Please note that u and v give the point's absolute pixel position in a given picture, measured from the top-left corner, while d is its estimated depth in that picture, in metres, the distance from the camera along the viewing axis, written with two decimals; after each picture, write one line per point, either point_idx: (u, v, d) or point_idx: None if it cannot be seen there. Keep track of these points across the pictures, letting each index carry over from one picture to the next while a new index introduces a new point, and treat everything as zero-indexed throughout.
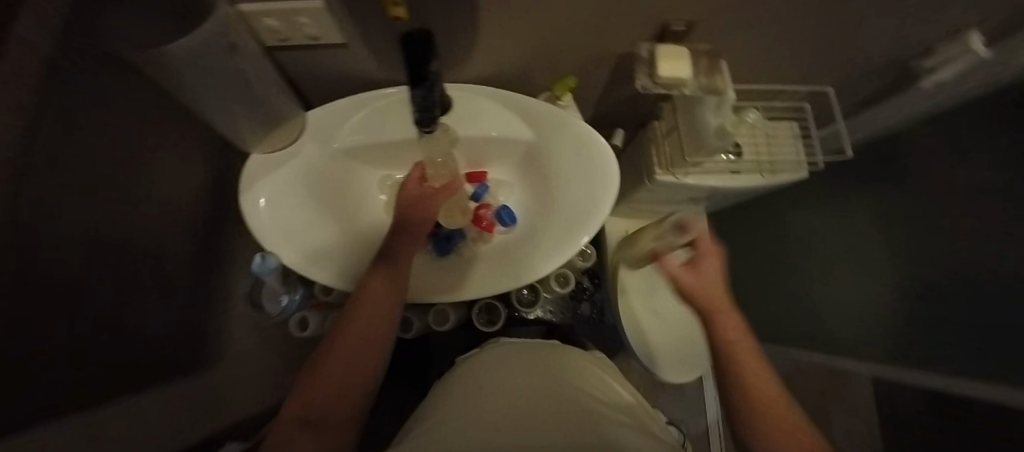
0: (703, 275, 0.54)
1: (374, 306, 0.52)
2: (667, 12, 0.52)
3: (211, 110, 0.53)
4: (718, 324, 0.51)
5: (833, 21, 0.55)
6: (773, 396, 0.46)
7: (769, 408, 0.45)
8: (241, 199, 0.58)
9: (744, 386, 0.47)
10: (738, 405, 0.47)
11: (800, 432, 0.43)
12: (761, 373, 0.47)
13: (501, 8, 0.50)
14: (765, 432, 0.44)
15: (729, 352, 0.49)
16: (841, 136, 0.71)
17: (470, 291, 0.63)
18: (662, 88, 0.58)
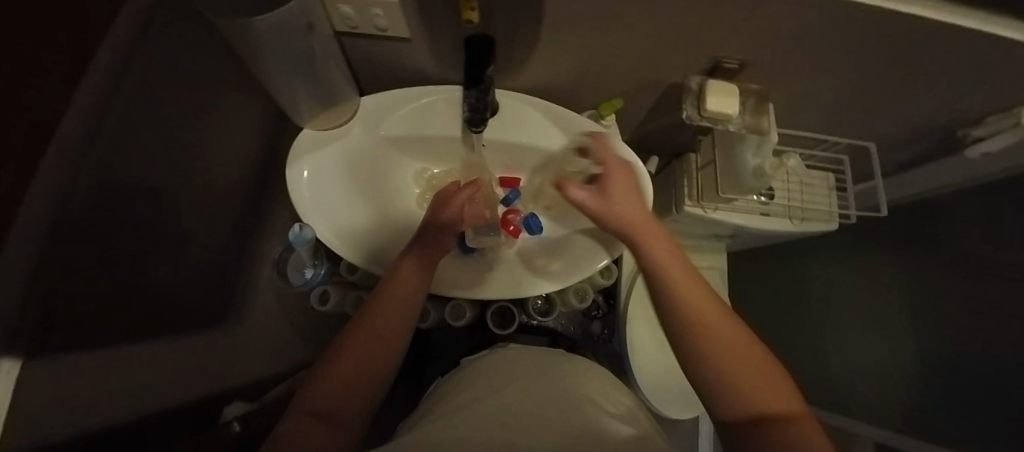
0: (616, 199, 0.49)
1: (403, 289, 0.49)
2: (721, 48, 0.54)
3: (278, 84, 0.56)
4: (655, 267, 0.43)
5: (882, 77, 0.56)
6: (743, 346, 0.37)
7: (741, 362, 0.35)
8: (288, 170, 0.61)
9: (708, 340, 0.37)
10: (710, 371, 0.36)
11: (776, 386, 0.35)
12: (719, 318, 0.39)
13: (565, 25, 0.53)
14: (749, 398, 0.34)
15: (678, 302, 0.40)
16: (877, 193, 0.71)
17: (490, 292, 0.64)
18: (707, 122, 0.59)
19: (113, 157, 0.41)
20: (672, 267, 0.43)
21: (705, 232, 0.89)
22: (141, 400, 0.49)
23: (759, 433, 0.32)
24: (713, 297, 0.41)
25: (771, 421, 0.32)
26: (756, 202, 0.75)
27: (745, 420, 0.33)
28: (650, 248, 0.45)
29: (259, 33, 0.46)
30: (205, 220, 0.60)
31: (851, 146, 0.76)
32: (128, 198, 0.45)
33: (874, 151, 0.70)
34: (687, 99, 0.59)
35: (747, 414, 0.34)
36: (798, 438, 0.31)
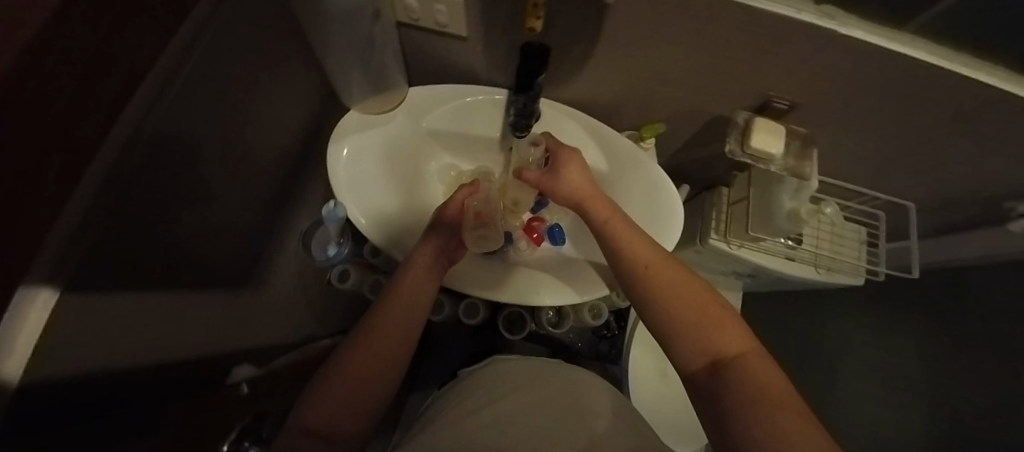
0: (566, 178, 0.59)
1: (409, 298, 0.51)
2: (775, 87, 0.55)
3: (336, 64, 0.58)
4: (617, 248, 0.51)
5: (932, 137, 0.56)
6: (696, 301, 0.43)
7: (695, 315, 0.42)
8: (329, 146, 0.62)
9: (664, 305, 0.44)
10: (671, 333, 0.43)
11: (727, 329, 0.41)
12: (664, 269, 0.47)
13: (623, 43, 0.54)
14: (703, 344, 0.40)
15: (638, 277, 0.48)
16: (911, 254, 0.69)
17: (507, 298, 0.62)
18: (749, 159, 0.59)
19: (178, 113, 0.43)
20: (632, 244, 0.51)
21: (725, 269, 0.88)
22: (178, 356, 0.50)
23: (717, 372, 0.38)
24: (668, 263, 0.48)
25: (723, 361, 0.38)
26: (785, 245, 0.74)
27: (704, 366, 0.39)
28: (611, 231, 0.53)
29: (335, 13, 0.48)
30: (253, 189, 0.62)
31: (888, 202, 0.75)
32: (189, 157, 0.47)
33: (912, 211, 0.70)
34: (731, 133, 0.61)
35: (705, 360, 0.40)
36: (745, 369, 0.37)
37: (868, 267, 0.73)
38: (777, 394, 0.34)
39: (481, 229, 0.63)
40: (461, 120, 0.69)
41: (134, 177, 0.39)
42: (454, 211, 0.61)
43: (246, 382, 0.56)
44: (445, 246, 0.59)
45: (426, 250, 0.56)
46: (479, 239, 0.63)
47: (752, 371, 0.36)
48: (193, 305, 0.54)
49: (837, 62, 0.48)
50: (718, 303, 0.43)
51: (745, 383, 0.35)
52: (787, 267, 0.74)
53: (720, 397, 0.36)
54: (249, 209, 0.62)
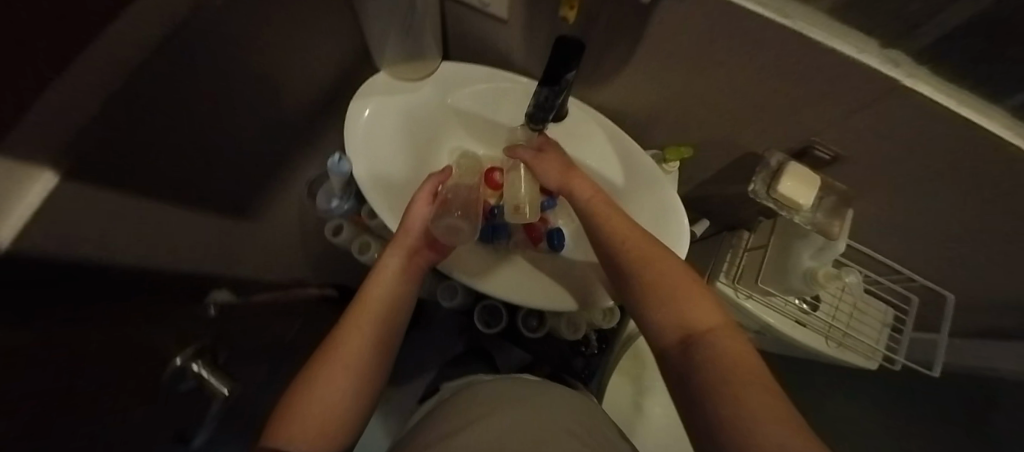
0: (547, 161, 0.60)
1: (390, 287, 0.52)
2: (818, 132, 0.51)
3: (376, 24, 0.59)
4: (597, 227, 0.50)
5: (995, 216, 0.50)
6: (672, 275, 0.40)
7: (670, 289, 0.39)
8: (353, 103, 0.63)
9: (640, 284, 0.42)
10: (647, 312, 0.40)
11: (703, 302, 0.37)
12: (639, 241, 0.46)
13: (664, 54, 0.51)
14: (675, 319, 0.37)
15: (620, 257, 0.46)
16: (939, 352, 0.62)
17: (510, 296, 0.63)
18: (773, 204, 0.55)
19: (216, 42, 0.44)
20: (614, 221, 0.49)
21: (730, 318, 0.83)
22: (165, 266, 0.52)
23: (687, 348, 0.34)
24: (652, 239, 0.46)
25: (694, 337, 0.35)
26: (796, 308, 0.69)
27: (675, 342, 0.36)
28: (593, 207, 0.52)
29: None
30: (273, 128, 0.64)
31: (926, 289, 0.68)
32: (216, 79, 0.48)
33: (951, 302, 0.62)
34: (758, 173, 0.56)
35: (676, 336, 0.36)
36: (715, 345, 0.33)
37: (885, 352, 0.66)
38: (744, 366, 0.30)
39: (448, 218, 0.58)
40: (485, 103, 0.68)
41: (154, 93, 0.41)
42: (421, 203, 0.59)
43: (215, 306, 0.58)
44: (421, 247, 0.59)
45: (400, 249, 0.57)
46: (446, 230, 0.58)
47: (720, 346, 0.33)
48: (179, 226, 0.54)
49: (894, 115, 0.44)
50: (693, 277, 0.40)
51: (713, 357, 0.32)
52: (792, 331, 0.69)
53: (688, 373, 0.32)
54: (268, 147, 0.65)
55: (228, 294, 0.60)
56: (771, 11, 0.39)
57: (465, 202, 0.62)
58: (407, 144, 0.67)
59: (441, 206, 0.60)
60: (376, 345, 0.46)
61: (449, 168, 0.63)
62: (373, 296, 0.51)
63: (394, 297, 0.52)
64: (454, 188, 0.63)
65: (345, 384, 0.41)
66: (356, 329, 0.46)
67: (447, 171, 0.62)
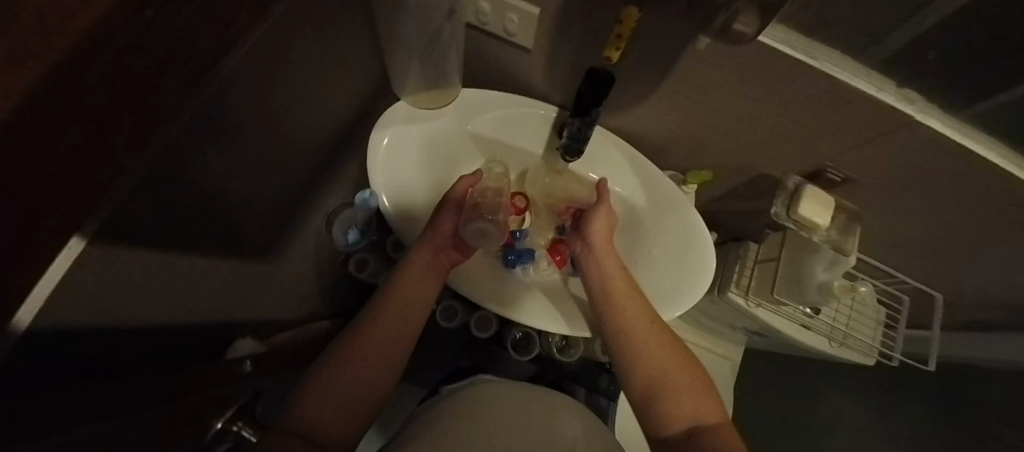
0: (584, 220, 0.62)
1: (400, 317, 0.53)
2: (832, 158, 0.55)
3: (399, 53, 0.57)
4: (612, 302, 0.55)
5: (984, 222, 0.56)
6: (681, 371, 0.49)
7: (681, 384, 0.48)
8: (373, 132, 0.61)
9: (652, 374, 0.49)
10: (654, 401, 0.48)
11: (706, 399, 0.48)
12: (652, 330, 0.52)
13: (691, 86, 0.53)
14: (685, 414, 0.46)
15: (630, 340, 0.52)
16: (930, 347, 0.68)
17: (538, 323, 0.61)
18: (793, 225, 0.59)
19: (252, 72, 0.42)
20: (628, 301, 0.55)
21: (735, 323, 0.87)
22: (176, 323, 0.48)
23: (691, 439, 0.45)
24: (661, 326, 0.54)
25: (700, 430, 0.45)
26: (803, 314, 0.73)
27: (680, 433, 0.46)
28: (607, 282, 0.57)
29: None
30: (296, 164, 0.62)
31: (912, 288, 0.75)
32: (249, 112, 0.46)
33: (939, 301, 0.69)
34: (778, 195, 0.60)
35: (682, 428, 0.46)
36: (718, 442, 0.44)
37: (884, 350, 0.72)
38: None
39: (478, 222, 0.59)
40: (505, 128, 0.66)
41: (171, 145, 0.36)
42: (451, 206, 0.60)
43: (249, 360, 0.56)
44: (445, 247, 0.60)
45: (424, 248, 0.58)
46: (475, 233, 0.60)
47: (723, 444, 0.44)
48: (195, 281, 0.49)
49: (904, 139, 0.49)
50: (697, 370, 0.50)
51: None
52: (799, 335, 0.74)
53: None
54: (287, 181, 0.62)
55: (251, 342, 0.61)
56: (800, 51, 0.44)
57: (495, 207, 0.62)
58: (429, 173, 0.65)
59: (470, 210, 0.61)
60: (394, 351, 0.51)
61: (480, 172, 0.63)
62: (394, 301, 0.54)
63: (415, 299, 0.55)
64: (484, 191, 0.63)
65: (342, 408, 0.46)
66: (379, 335, 0.51)
67: (479, 175, 0.63)
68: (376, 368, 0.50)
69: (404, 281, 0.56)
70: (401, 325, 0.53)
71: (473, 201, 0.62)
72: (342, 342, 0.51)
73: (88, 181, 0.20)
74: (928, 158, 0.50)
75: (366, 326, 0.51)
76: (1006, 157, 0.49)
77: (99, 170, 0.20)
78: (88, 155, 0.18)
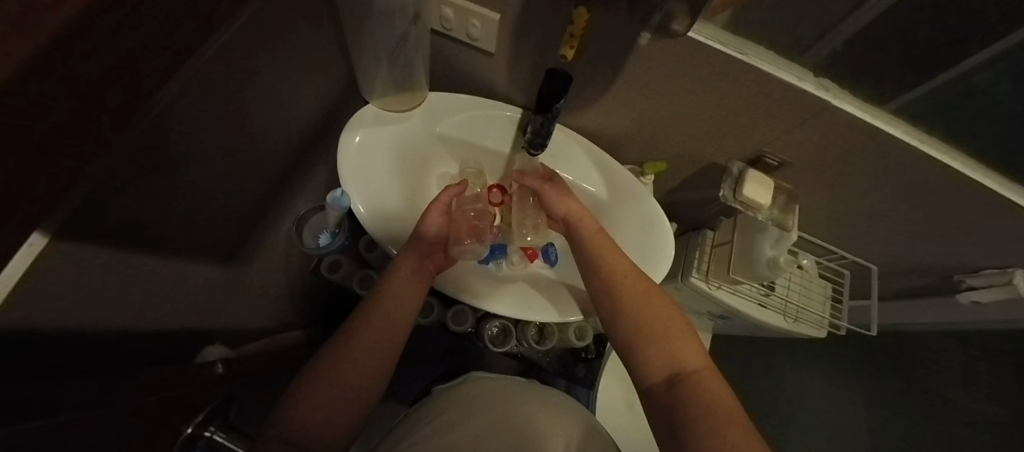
0: (556, 189, 0.64)
1: (386, 316, 0.53)
2: (768, 144, 0.62)
3: (366, 58, 0.60)
4: (595, 260, 0.58)
5: (903, 197, 0.64)
6: (662, 320, 0.51)
7: (661, 334, 0.50)
8: (342, 133, 0.63)
9: (634, 330, 0.51)
10: (635, 354, 0.50)
11: (688, 348, 0.49)
12: (634, 283, 0.54)
13: (641, 84, 0.58)
14: (665, 362, 0.48)
15: (613, 299, 0.54)
16: (871, 313, 0.76)
17: (516, 313, 0.63)
18: (739, 205, 0.65)
19: (219, 70, 0.43)
20: (610, 259, 0.57)
21: (700, 308, 0.91)
22: (127, 329, 0.47)
23: (672, 386, 0.46)
24: (646, 283, 0.55)
25: (679, 378, 0.46)
26: (758, 292, 0.79)
27: (662, 381, 0.47)
28: (591, 244, 0.59)
29: (387, 3, 0.50)
30: (262, 168, 0.62)
31: (852, 263, 0.83)
32: (217, 110, 0.47)
33: (875, 273, 0.78)
34: (725, 180, 0.66)
35: (664, 375, 0.47)
36: (698, 388, 0.45)
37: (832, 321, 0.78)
38: (719, 406, 0.43)
39: (465, 245, 0.62)
40: (471, 127, 0.69)
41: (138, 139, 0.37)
42: (439, 218, 0.61)
43: (221, 363, 0.55)
44: (430, 252, 0.60)
45: (409, 253, 0.58)
46: (461, 253, 0.62)
47: (702, 390, 0.45)
48: (150, 286, 0.48)
49: (827, 122, 0.55)
50: (679, 321, 0.51)
51: (698, 401, 0.44)
52: (757, 312, 0.79)
53: (674, 410, 0.44)
54: (256, 185, 0.62)
55: (222, 348, 0.60)
56: (729, 47, 0.50)
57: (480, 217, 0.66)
58: (401, 174, 0.67)
59: (454, 219, 0.63)
60: (374, 356, 0.50)
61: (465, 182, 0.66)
62: (379, 305, 0.54)
63: (400, 303, 0.55)
64: (465, 200, 0.65)
65: (331, 420, 0.46)
66: (354, 345, 0.50)
67: (462, 185, 0.64)
68: (361, 367, 0.49)
69: (387, 287, 0.55)
70: (380, 330, 0.52)
71: (456, 214, 0.63)
72: (323, 351, 0.50)
73: (73, 152, 0.21)
74: (848, 139, 0.57)
75: (342, 339, 0.51)
76: (911, 133, 0.56)
77: (83, 142, 0.21)
78: (72, 123, 0.20)
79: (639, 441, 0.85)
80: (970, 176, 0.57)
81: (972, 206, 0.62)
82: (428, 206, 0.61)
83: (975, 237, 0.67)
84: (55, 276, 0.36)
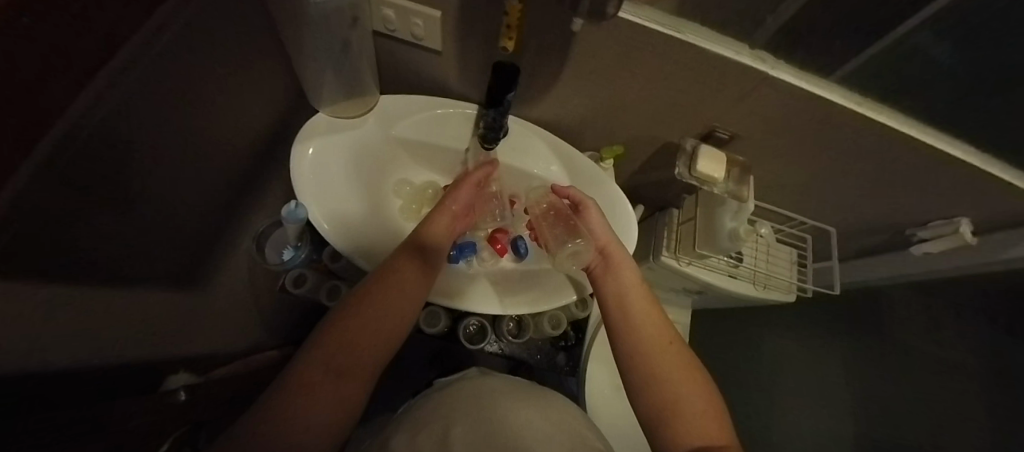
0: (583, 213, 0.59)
1: (380, 333, 0.43)
2: (717, 119, 0.64)
3: (309, 69, 0.58)
4: (616, 295, 0.52)
5: (848, 160, 0.67)
6: (688, 378, 0.45)
7: (687, 391, 0.43)
8: (294, 146, 0.60)
9: (653, 389, 0.44)
10: (657, 416, 0.43)
11: (716, 419, 0.42)
12: (660, 331, 0.49)
13: (588, 70, 0.58)
14: (693, 434, 0.40)
15: (635, 346, 0.47)
16: (833, 273, 0.79)
17: (523, 311, 0.63)
18: (695, 181, 0.66)
19: (144, 91, 0.42)
20: (635, 299, 0.52)
21: (675, 285, 0.93)
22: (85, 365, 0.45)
23: None
24: (672, 338, 0.49)
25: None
26: (726, 264, 0.81)
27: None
28: (614, 279, 0.54)
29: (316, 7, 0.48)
30: (206, 188, 0.60)
31: (812, 227, 0.87)
32: (148, 132, 0.45)
33: (832, 234, 0.82)
34: (681, 157, 0.68)
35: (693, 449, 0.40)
36: None
37: (799, 285, 0.81)
38: None
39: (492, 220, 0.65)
40: (428, 128, 0.68)
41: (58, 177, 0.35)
42: (469, 190, 0.61)
43: (183, 390, 0.57)
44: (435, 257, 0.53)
45: (407, 255, 0.50)
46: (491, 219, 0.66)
47: None
48: (98, 322, 0.46)
49: (769, 92, 0.56)
50: (706, 383, 0.45)
51: None
52: (727, 284, 0.81)
53: None
54: (204, 206, 0.60)
55: (186, 376, 0.61)
56: (667, 26, 0.50)
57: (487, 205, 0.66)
58: (360, 181, 0.65)
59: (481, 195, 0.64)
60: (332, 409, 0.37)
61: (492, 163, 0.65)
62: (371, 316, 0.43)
63: (397, 320, 0.45)
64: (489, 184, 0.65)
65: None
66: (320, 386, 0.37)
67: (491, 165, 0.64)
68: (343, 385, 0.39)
69: (386, 291, 0.45)
70: (357, 377, 0.40)
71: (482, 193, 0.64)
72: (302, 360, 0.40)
73: None
74: (792, 106, 0.58)
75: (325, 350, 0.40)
76: (850, 97, 0.58)
77: None
78: None
79: (626, 422, 0.86)
80: (911, 134, 0.59)
81: (917, 163, 0.64)
82: (458, 181, 0.62)
83: (920, 195, 0.71)
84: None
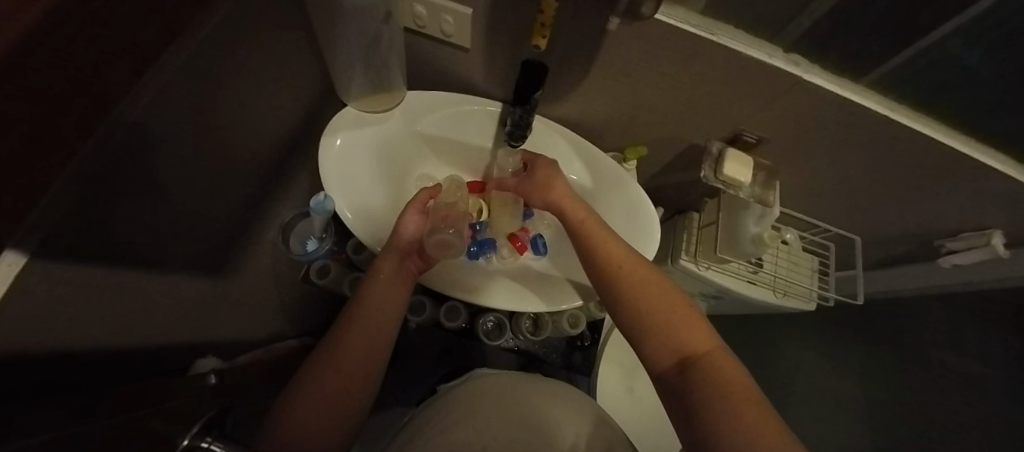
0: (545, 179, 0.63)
1: (373, 318, 0.51)
2: (745, 122, 0.63)
3: (339, 62, 0.59)
4: (586, 246, 0.56)
5: (878, 167, 0.66)
6: (666, 300, 0.49)
7: (665, 311, 0.47)
8: (322, 138, 0.61)
9: (631, 314, 0.49)
10: (638, 335, 0.48)
11: (695, 329, 0.46)
12: (632, 264, 0.53)
13: (616, 70, 0.58)
14: (669, 347, 0.45)
15: (611, 287, 0.52)
16: (856, 282, 0.78)
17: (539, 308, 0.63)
18: (720, 185, 0.66)
19: (185, 80, 0.43)
20: (606, 244, 0.55)
21: (693, 290, 0.93)
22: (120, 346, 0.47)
23: (684, 369, 0.43)
24: (643, 267, 0.53)
25: (688, 362, 0.43)
26: (747, 270, 0.81)
27: (671, 364, 0.44)
28: (586, 230, 0.57)
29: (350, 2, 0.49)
30: (237, 178, 0.61)
31: (837, 235, 0.85)
32: (186, 120, 0.46)
33: (858, 242, 0.80)
34: (705, 161, 0.67)
35: (674, 358, 0.44)
36: (705, 367, 0.42)
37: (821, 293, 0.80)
38: (729, 384, 0.39)
39: (441, 233, 0.58)
40: (453, 124, 0.69)
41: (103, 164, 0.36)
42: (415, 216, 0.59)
43: (213, 374, 0.58)
44: (411, 252, 0.58)
45: (389, 254, 0.56)
46: (438, 244, 0.58)
47: (713, 369, 0.41)
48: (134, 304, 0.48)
49: (799, 97, 0.56)
50: (683, 300, 0.49)
51: (711, 380, 0.40)
52: (747, 290, 0.81)
53: (688, 396, 0.41)
54: (234, 195, 0.62)
55: (214, 360, 0.62)
56: (699, 29, 0.50)
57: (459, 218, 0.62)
58: (384, 175, 0.66)
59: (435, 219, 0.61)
60: (349, 387, 0.48)
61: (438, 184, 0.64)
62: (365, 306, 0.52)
63: (384, 310, 0.52)
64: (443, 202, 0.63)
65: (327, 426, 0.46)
66: (311, 405, 0.46)
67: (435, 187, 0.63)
68: (352, 366, 0.49)
69: (374, 289, 0.53)
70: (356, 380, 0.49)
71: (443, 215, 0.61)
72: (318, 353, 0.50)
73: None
74: (823, 111, 0.58)
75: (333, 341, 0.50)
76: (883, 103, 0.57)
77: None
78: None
79: (640, 423, 0.87)
80: (946, 142, 0.58)
81: (951, 171, 0.63)
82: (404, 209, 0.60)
83: (951, 204, 0.69)
84: (51, 300, 0.36)
